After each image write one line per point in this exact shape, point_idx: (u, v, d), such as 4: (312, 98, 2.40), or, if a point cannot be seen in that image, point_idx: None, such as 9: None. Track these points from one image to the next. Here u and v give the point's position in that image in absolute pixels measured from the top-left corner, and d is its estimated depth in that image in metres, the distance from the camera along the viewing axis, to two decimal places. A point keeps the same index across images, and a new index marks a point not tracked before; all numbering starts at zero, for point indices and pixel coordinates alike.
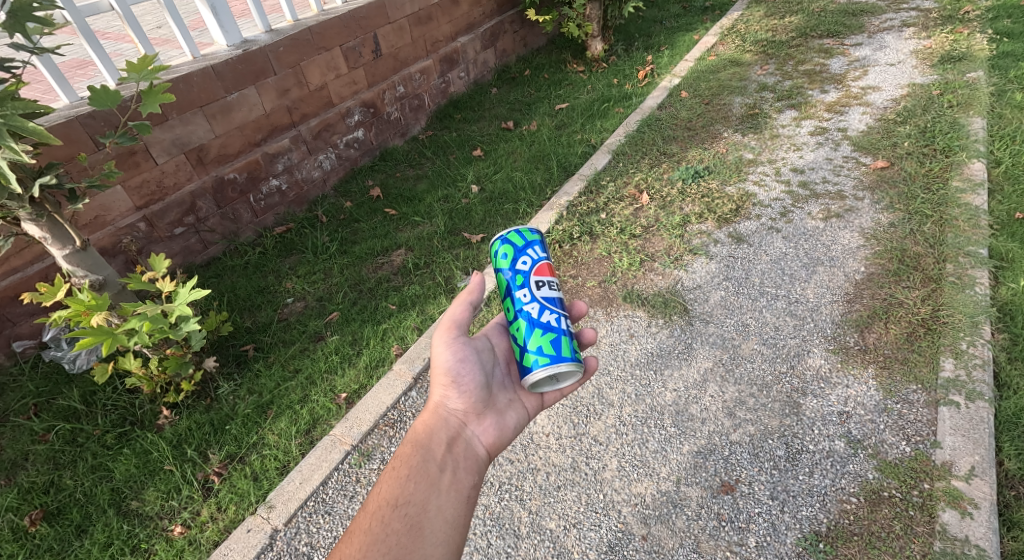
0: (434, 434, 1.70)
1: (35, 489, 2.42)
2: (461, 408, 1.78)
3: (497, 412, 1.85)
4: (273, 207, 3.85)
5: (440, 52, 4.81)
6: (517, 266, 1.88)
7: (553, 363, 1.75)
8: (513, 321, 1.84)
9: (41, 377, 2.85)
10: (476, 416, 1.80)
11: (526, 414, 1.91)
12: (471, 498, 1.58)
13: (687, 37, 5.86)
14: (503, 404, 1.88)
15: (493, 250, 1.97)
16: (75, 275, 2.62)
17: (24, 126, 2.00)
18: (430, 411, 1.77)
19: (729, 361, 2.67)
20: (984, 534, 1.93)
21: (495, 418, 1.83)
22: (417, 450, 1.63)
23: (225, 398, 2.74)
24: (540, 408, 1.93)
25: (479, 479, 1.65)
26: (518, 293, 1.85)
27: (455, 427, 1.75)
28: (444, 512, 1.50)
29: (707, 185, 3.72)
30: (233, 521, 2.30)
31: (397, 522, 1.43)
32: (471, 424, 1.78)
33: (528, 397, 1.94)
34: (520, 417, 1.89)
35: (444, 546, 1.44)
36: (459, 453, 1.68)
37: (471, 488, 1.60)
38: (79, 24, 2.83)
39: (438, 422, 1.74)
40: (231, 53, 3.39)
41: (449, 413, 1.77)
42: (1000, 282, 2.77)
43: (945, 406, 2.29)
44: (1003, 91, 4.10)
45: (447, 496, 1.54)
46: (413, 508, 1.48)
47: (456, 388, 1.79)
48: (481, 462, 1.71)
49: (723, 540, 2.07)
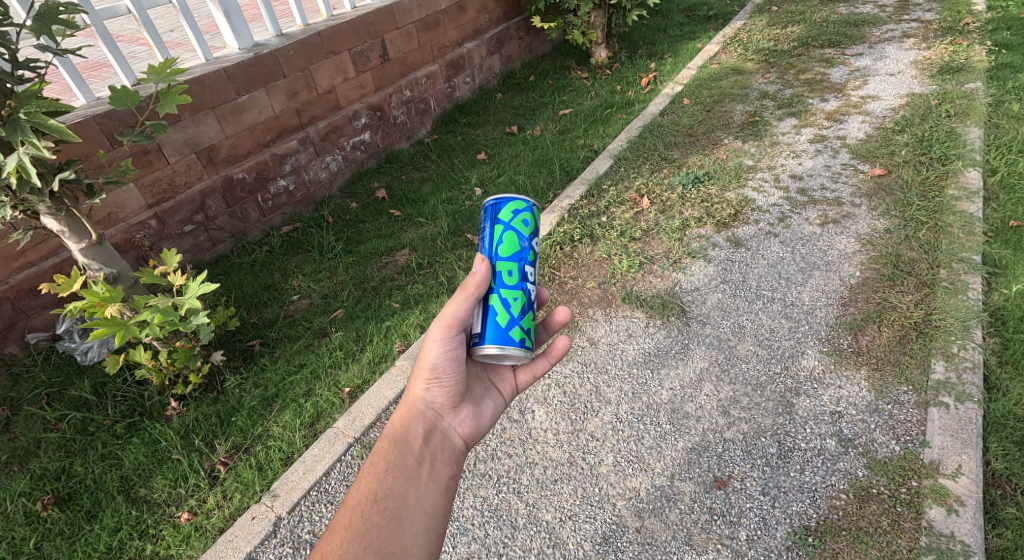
0: (412, 427, 1.74)
1: (47, 475, 2.49)
2: (439, 401, 1.81)
3: (474, 402, 1.89)
4: (281, 207, 3.94)
5: (446, 57, 4.91)
6: (532, 244, 1.92)
7: (515, 345, 1.80)
8: (513, 287, 1.83)
9: (53, 368, 2.93)
10: (454, 408, 1.84)
11: (501, 401, 1.97)
12: (448, 489, 1.65)
13: (690, 45, 5.95)
14: (479, 394, 1.92)
15: (514, 208, 1.90)
16: (89, 268, 2.70)
17: (46, 124, 2.09)
18: (409, 403, 1.79)
19: (725, 360, 2.73)
20: (970, 530, 1.98)
21: (471, 408, 1.87)
22: (394, 445, 1.68)
23: (231, 391, 2.81)
24: (513, 394, 2.00)
25: (456, 470, 1.72)
26: (526, 268, 1.89)
27: (432, 420, 1.79)
28: (423, 504, 1.57)
29: (707, 190, 3.78)
30: (238, 509, 2.37)
31: (376, 516, 1.50)
32: (448, 416, 1.82)
33: (502, 384, 1.99)
34: (496, 406, 1.95)
35: (424, 536, 1.52)
36: (435, 446, 1.74)
37: (449, 479, 1.68)
38: (98, 26, 2.92)
39: (415, 414, 1.77)
40: (242, 57, 3.48)
41: (427, 406, 1.80)
42: (993, 288, 2.83)
43: (934, 407, 2.34)
44: (1001, 102, 4.15)
45: (425, 488, 1.61)
46: (393, 502, 1.54)
47: (436, 383, 1.80)
48: (458, 452, 1.78)
49: (715, 533, 2.12)
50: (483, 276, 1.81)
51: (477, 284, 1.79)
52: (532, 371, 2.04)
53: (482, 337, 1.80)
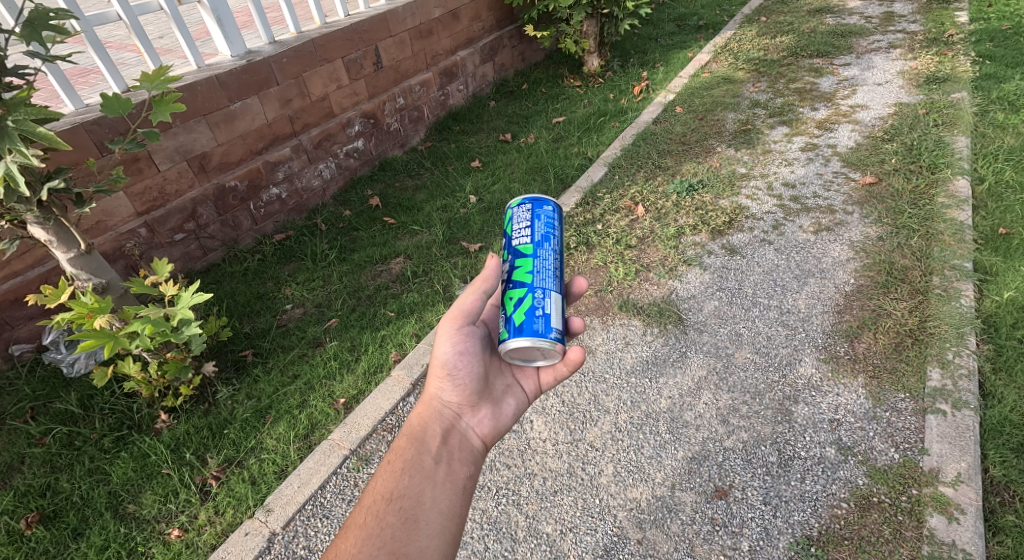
0: (429, 426, 1.72)
1: (32, 492, 2.42)
2: (456, 400, 1.78)
3: (493, 401, 1.84)
4: (273, 215, 3.89)
5: (440, 65, 4.90)
6: None
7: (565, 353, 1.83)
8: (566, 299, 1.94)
9: (38, 381, 2.85)
10: (472, 408, 1.80)
11: (523, 400, 1.90)
12: (467, 490, 1.61)
13: (681, 54, 6.01)
14: (500, 392, 1.87)
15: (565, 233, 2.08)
16: (78, 279, 2.65)
17: (35, 131, 2.04)
18: (426, 402, 1.78)
19: (723, 369, 2.72)
20: (970, 538, 1.98)
21: (490, 408, 1.83)
22: (410, 444, 1.66)
23: (223, 403, 2.76)
24: (537, 393, 1.92)
25: (473, 470, 1.67)
26: None
27: (450, 419, 1.76)
28: (439, 504, 1.54)
29: (701, 198, 3.79)
30: (230, 525, 2.32)
31: (391, 516, 1.47)
32: (466, 416, 1.79)
33: (525, 382, 1.92)
34: (517, 405, 1.89)
35: (439, 538, 1.48)
36: (453, 445, 1.70)
37: (466, 479, 1.63)
38: (88, 33, 2.88)
39: (431, 413, 1.75)
40: (235, 64, 3.45)
41: (443, 405, 1.78)
42: (984, 294, 2.86)
43: (932, 414, 2.36)
44: (986, 111, 4.22)
45: (442, 488, 1.58)
46: (408, 502, 1.51)
47: (451, 381, 1.79)
48: (476, 453, 1.73)
49: (717, 545, 2.10)
50: (493, 270, 1.88)
51: (485, 276, 1.87)
52: (555, 373, 1.91)
53: (559, 335, 1.76)
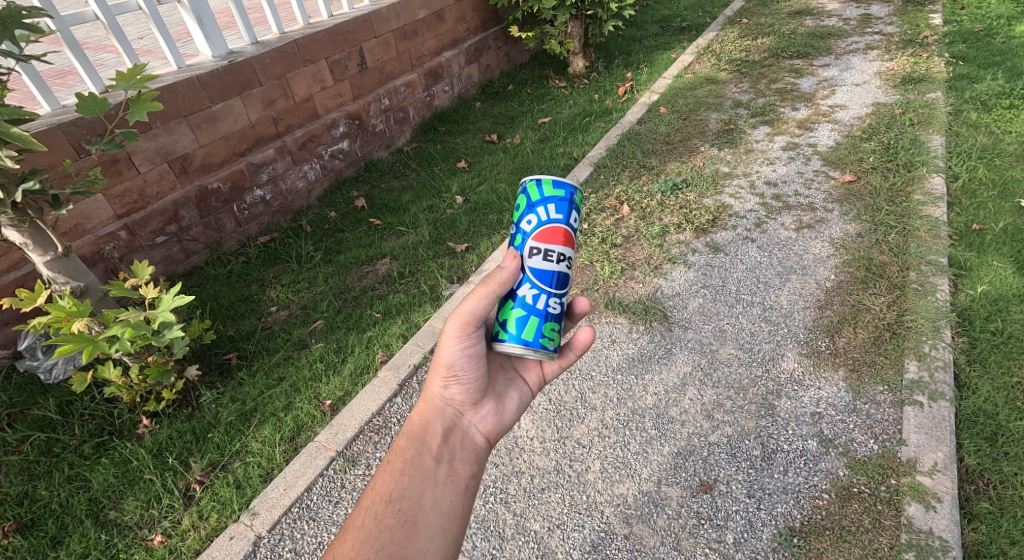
0: (431, 425, 1.71)
1: (9, 500, 2.38)
2: (459, 398, 1.78)
3: (496, 397, 1.85)
4: (257, 217, 3.86)
5: (425, 66, 4.90)
6: (521, 225, 1.84)
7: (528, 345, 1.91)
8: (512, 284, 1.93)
9: (15, 387, 2.80)
10: (475, 405, 1.81)
11: (526, 395, 1.92)
12: (469, 489, 1.62)
13: (665, 55, 6.07)
14: (503, 387, 1.89)
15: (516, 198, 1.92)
16: (55, 282, 2.61)
17: (9, 132, 2.01)
18: (427, 400, 1.77)
19: (707, 365, 2.76)
20: (947, 526, 2.04)
21: (494, 404, 1.84)
22: (412, 443, 1.65)
23: (207, 406, 2.74)
24: (539, 386, 1.95)
25: (476, 469, 1.68)
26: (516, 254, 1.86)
27: (452, 417, 1.76)
28: (440, 506, 1.55)
29: (685, 197, 3.84)
30: (215, 529, 2.30)
31: (389, 518, 1.47)
32: (468, 413, 1.79)
33: (528, 376, 1.95)
34: (520, 399, 1.91)
35: (439, 539, 1.49)
36: (454, 444, 1.70)
37: (469, 479, 1.64)
38: (65, 33, 2.84)
39: (434, 411, 1.75)
40: (217, 64, 3.43)
41: (446, 403, 1.77)
42: (959, 288, 2.93)
43: (910, 406, 2.41)
44: (960, 110, 4.32)
45: (443, 488, 1.58)
46: (407, 503, 1.51)
47: (454, 380, 1.77)
48: (479, 450, 1.74)
49: (702, 537, 2.14)
50: (510, 272, 1.72)
51: (502, 280, 1.70)
52: (559, 362, 1.98)
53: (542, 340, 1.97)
